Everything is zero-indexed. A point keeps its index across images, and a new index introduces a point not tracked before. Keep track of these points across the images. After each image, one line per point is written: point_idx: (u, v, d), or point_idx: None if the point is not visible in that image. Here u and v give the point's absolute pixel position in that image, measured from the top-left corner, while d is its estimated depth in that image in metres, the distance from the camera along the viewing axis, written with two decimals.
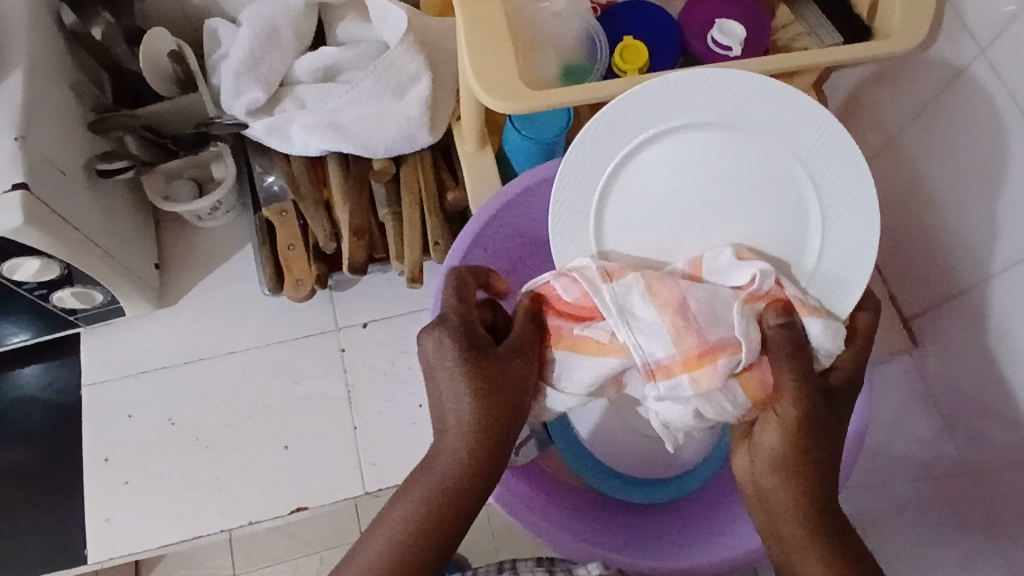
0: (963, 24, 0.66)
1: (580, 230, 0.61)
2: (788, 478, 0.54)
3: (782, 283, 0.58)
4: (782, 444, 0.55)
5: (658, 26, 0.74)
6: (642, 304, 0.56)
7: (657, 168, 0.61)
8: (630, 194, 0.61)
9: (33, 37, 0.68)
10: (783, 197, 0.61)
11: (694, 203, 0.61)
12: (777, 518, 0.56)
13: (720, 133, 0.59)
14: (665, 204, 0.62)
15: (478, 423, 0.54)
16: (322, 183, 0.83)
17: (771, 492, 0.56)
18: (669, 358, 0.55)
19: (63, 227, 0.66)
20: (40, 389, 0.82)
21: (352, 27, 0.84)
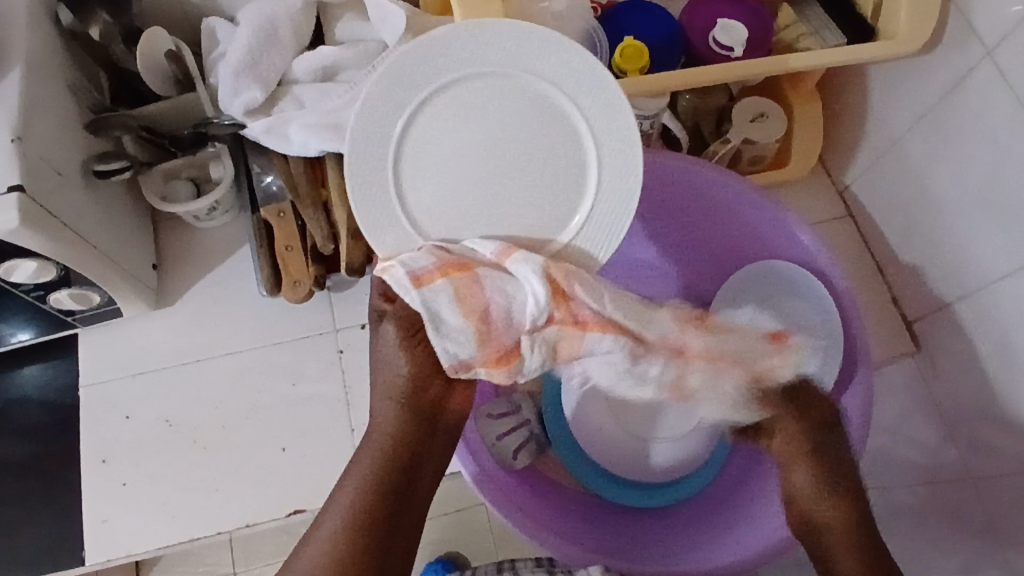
0: (969, 26, 0.65)
1: (387, 216, 0.54)
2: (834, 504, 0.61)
3: (572, 286, 0.51)
4: (809, 473, 0.63)
5: (661, 27, 0.74)
6: (451, 308, 0.51)
7: (445, 136, 0.55)
8: (425, 161, 0.55)
9: (29, 37, 0.68)
10: (554, 156, 0.56)
11: (476, 175, 0.55)
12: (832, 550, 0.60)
13: (494, 84, 0.55)
14: (450, 174, 0.55)
15: (410, 375, 0.55)
16: (321, 183, 0.82)
17: (822, 520, 0.61)
18: (475, 357, 0.51)
19: (59, 229, 0.66)
20: (37, 389, 0.82)
21: (352, 26, 0.83)
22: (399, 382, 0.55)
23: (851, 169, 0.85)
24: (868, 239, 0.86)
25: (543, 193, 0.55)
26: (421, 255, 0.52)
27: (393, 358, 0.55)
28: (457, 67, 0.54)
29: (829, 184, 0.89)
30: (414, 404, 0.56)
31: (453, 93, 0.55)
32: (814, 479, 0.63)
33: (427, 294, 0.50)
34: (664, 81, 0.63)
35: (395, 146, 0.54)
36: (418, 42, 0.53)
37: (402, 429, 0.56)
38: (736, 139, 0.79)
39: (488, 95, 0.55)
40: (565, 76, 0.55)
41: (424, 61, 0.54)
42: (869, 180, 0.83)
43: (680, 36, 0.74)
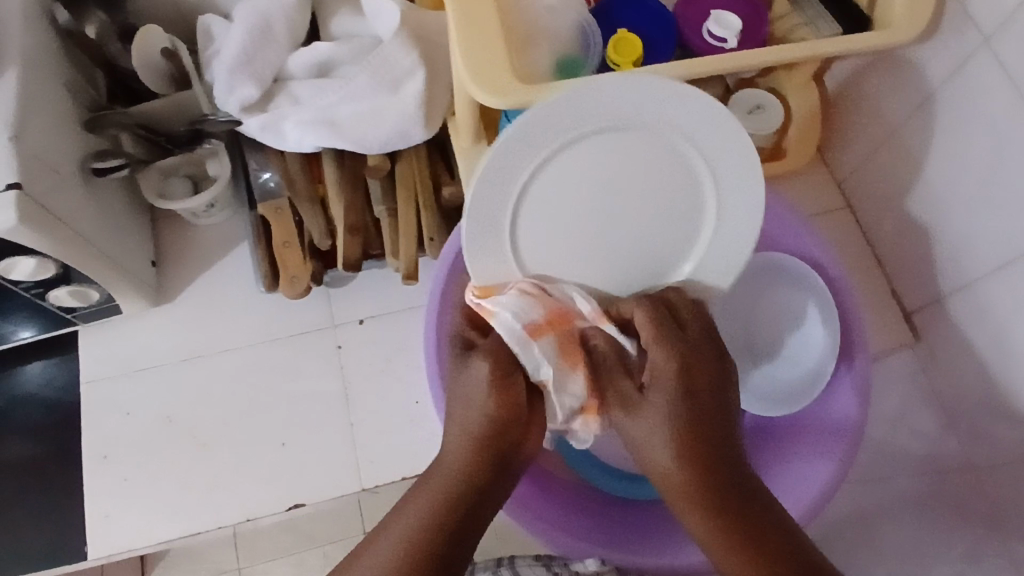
0: (965, 14, 0.64)
1: (493, 251, 0.60)
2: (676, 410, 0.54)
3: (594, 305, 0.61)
4: (674, 370, 0.55)
5: (653, 19, 0.74)
6: (550, 361, 0.58)
7: (572, 176, 0.57)
8: (536, 209, 0.59)
9: (25, 37, 0.68)
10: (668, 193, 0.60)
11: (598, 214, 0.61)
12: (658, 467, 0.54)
13: (610, 135, 0.56)
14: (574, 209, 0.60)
15: (490, 412, 0.56)
16: (318, 179, 0.83)
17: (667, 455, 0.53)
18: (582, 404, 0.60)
19: (57, 226, 0.66)
20: (39, 387, 0.83)
21: (346, 22, 0.83)
22: (478, 423, 0.56)
23: (849, 160, 0.85)
24: (867, 229, 0.85)
25: (646, 230, 0.62)
26: (523, 302, 0.58)
27: (477, 397, 0.57)
28: (576, 129, 0.54)
29: (827, 176, 0.88)
30: (493, 440, 0.55)
31: (587, 142, 0.56)
32: (674, 455, 0.53)
33: (537, 347, 0.58)
34: (662, 72, 0.62)
35: (516, 198, 0.57)
36: (562, 94, 0.52)
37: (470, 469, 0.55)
38: None
39: (606, 142, 0.56)
40: (673, 115, 0.55)
41: (548, 124, 0.53)
42: (868, 170, 0.82)
43: (674, 28, 0.74)
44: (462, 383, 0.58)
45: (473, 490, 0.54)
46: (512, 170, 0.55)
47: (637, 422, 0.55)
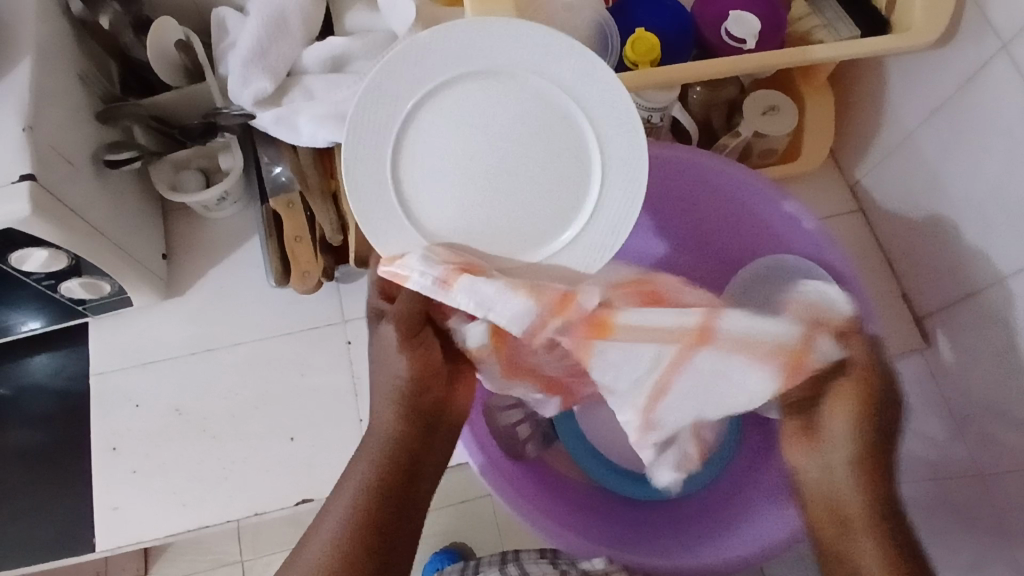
0: (984, 19, 0.64)
1: (393, 227, 0.54)
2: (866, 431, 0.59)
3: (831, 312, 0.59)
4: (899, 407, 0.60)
5: (672, 18, 0.73)
6: (496, 291, 0.50)
7: (445, 130, 0.55)
8: (429, 168, 0.55)
9: (40, 27, 0.68)
10: (550, 129, 0.55)
11: (469, 150, 0.55)
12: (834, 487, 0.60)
13: (471, 87, 0.54)
14: (444, 158, 0.55)
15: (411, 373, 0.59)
16: (330, 173, 0.83)
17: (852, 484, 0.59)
18: (532, 317, 0.51)
19: (70, 218, 0.66)
20: (49, 377, 0.83)
21: (360, 16, 0.83)
22: (399, 384, 0.59)
23: (863, 164, 0.85)
24: (878, 232, 0.85)
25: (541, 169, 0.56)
26: (433, 260, 0.52)
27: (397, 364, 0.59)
28: (433, 74, 0.53)
29: (840, 178, 0.89)
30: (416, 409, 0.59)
31: (449, 95, 0.54)
32: (856, 482, 0.59)
33: (458, 295, 0.50)
34: (678, 73, 0.62)
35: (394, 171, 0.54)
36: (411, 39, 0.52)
37: (399, 430, 0.59)
38: (746, 132, 0.79)
39: (466, 92, 0.55)
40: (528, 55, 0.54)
41: (404, 67, 0.52)
42: (882, 173, 0.82)
43: (692, 28, 0.74)
44: (383, 353, 0.60)
45: (403, 454, 0.58)
46: (385, 122, 0.53)
47: (816, 453, 0.61)
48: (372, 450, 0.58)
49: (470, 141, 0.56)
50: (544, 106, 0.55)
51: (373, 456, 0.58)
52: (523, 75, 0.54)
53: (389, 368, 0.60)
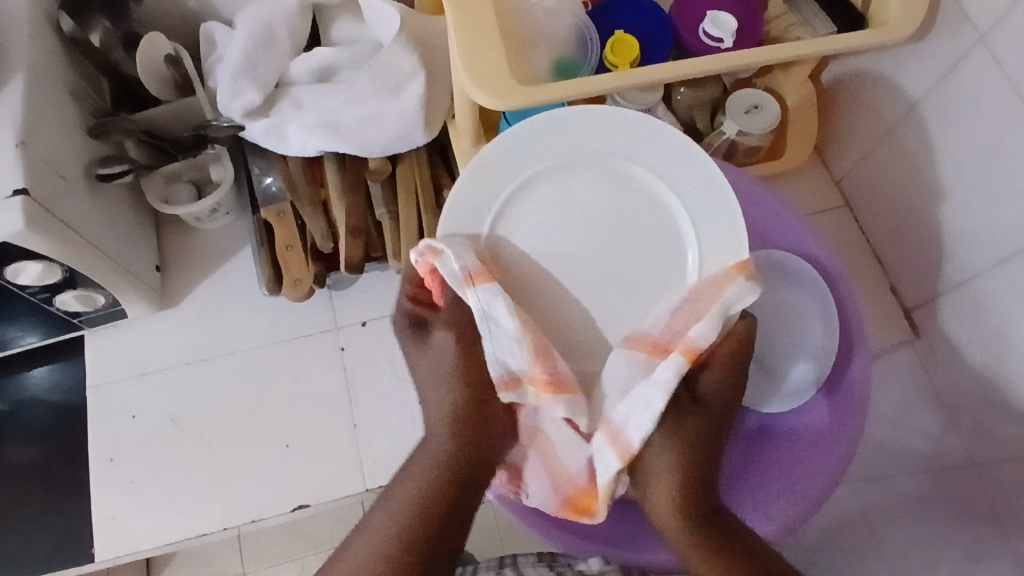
0: (961, 11, 0.65)
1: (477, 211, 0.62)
2: (679, 433, 0.57)
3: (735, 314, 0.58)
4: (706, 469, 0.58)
5: (650, 20, 0.75)
6: (506, 313, 0.57)
7: (546, 207, 0.64)
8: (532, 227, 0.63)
9: (31, 45, 0.69)
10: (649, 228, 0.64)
11: (556, 228, 0.64)
12: (677, 443, 0.57)
13: (590, 186, 0.64)
14: (539, 211, 0.63)
15: (458, 400, 0.60)
16: (319, 183, 0.84)
17: (677, 435, 0.57)
18: (525, 369, 0.58)
19: (63, 232, 0.67)
20: (46, 391, 0.84)
21: (347, 27, 0.84)
22: (449, 409, 0.60)
23: (846, 159, 0.86)
24: (864, 226, 0.86)
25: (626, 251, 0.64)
26: (469, 253, 0.58)
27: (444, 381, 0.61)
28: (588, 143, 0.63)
29: (825, 174, 0.89)
30: (475, 436, 0.59)
31: (558, 179, 0.64)
32: (675, 446, 0.57)
33: (481, 293, 0.57)
34: (657, 73, 0.63)
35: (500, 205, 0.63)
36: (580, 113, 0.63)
37: (455, 453, 0.58)
38: (730, 130, 0.80)
39: (587, 178, 0.64)
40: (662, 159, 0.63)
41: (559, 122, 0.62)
42: (866, 168, 0.83)
43: (671, 30, 0.75)
44: (426, 356, 0.63)
45: (455, 484, 0.57)
46: (496, 183, 0.62)
47: (659, 437, 0.58)
48: (424, 461, 0.58)
49: (575, 228, 0.64)
50: (651, 203, 0.64)
51: (417, 479, 0.57)
52: (608, 171, 0.64)
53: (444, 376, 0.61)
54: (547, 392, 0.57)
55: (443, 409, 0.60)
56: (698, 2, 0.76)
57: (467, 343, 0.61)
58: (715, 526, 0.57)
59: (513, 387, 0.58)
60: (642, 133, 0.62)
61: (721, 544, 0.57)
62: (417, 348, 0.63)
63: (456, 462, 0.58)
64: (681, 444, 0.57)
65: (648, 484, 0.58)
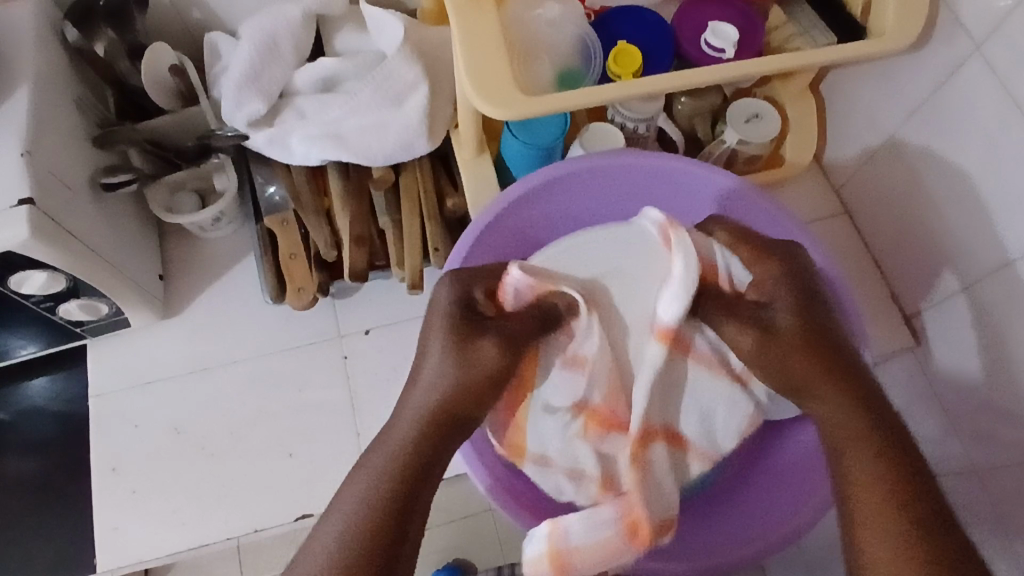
0: (958, 22, 0.66)
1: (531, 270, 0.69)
2: (764, 353, 0.58)
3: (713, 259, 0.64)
4: (829, 385, 0.55)
5: (652, 31, 0.75)
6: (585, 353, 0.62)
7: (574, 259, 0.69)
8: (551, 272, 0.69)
9: (37, 57, 0.69)
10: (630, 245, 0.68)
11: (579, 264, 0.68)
12: (780, 358, 0.57)
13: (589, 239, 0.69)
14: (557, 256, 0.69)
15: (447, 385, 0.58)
16: (323, 192, 0.85)
17: (776, 335, 0.58)
18: (596, 402, 0.63)
19: (70, 241, 0.67)
20: (49, 400, 0.84)
21: (349, 37, 0.85)
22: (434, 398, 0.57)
23: (845, 167, 0.86)
24: (865, 233, 0.86)
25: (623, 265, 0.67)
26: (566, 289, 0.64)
27: (434, 361, 0.59)
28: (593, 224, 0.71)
29: (825, 182, 0.90)
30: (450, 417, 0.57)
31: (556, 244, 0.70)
32: (772, 352, 0.58)
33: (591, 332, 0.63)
34: (660, 83, 0.63)
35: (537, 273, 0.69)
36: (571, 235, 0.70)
37: (425, 435, 0.56)
38: (730, 139, 0.81)
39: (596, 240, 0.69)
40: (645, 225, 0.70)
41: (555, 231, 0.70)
42: (866, 175, 0.83)
43: (672, 41, 0.75)
44: (423, 341, 0.60)
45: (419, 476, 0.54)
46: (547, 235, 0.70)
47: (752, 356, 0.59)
48: (385, 447, 0.55)
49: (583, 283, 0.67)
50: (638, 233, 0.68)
51: (387, 462, 0.54)
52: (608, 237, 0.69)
53: (440, 368, 0.58)
54: (593, 428, 0.63)
55: (432, 389, 0.58)
56: (697, 13, 0.76)
57: (505, 361, 0.59)
58: (886, 437, 0.52)
59: (573, 413, 0.63)
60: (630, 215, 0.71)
61: (886, 448, 0.52)
62: (449, 347, 0.59)
63: (425, 446, 0.55)
64: (797, 339, 0.57)
65: (809, 404, 0.57)
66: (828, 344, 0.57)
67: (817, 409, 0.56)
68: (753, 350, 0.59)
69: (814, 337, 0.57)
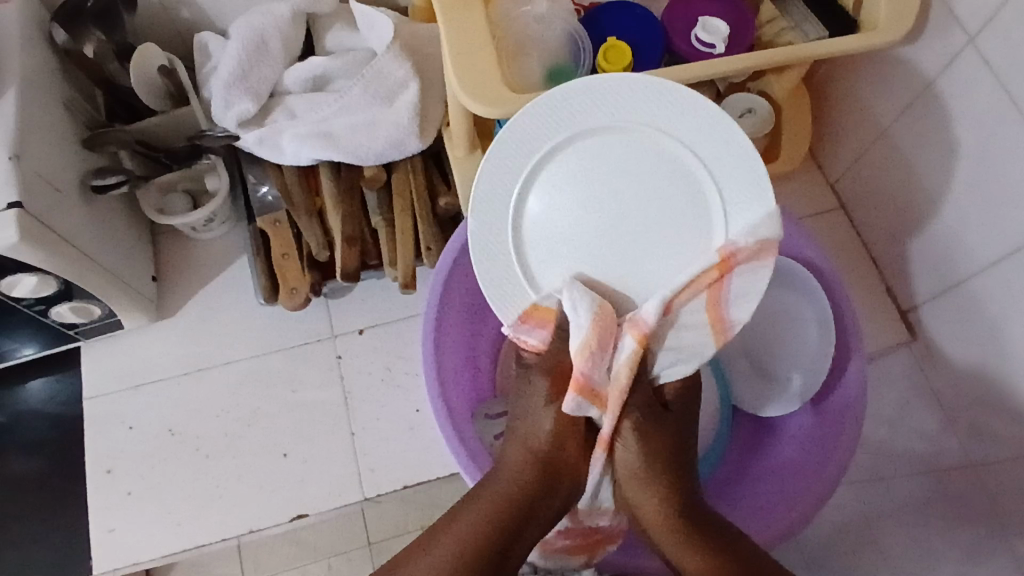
0: (951, 15, 0.65)
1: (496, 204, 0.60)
2: (643, 459, 0.58)
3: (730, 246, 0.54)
4: (655, 499, 0.59)
5: (642, 26, 0.74)
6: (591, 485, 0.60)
7: (579, 190, 0.60)
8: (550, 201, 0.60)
9: (25, 59, 0.69)
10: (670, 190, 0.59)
11: (590, 210, 0.60)
12: (658, 463, 0.59)
13: (613, 174, 0.60)
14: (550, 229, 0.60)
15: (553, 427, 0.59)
16: (315, 192, 0.84)
17: (634, 460, 0.59)
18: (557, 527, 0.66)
19: (60, 244, 0.67)
20: (45, 402, 0.85)
21: (340, 36, 0.84)
22: (540, 435, 0.59)
23: (841, 161, 0.86)
24: (861, 229, 0.86)
25: (627, 216, 0.60)
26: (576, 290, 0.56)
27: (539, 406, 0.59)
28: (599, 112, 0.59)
29: (820, 177, 0.89)
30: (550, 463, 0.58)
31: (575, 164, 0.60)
32: (638, 452, 0.58)
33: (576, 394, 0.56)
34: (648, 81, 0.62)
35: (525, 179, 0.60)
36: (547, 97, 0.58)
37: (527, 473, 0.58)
38: None
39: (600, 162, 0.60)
40: (676, 186, 0.59)
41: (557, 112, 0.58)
42: (862, 171, 0.83)
43: (663, 36, 0.75)
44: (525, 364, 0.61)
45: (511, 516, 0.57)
46: (500, 192, 0.60)
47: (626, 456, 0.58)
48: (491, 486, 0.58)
49: (581, 230, 0.60)
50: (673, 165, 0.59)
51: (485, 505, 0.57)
52: (629, 126, 0.59)
53: (538, 411, 0.59)
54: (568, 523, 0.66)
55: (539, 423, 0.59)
56: (688, 7, 0.76)
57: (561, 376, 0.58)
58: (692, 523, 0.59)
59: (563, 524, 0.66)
60: (634, 164, 0.60)
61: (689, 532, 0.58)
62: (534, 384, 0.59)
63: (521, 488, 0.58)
64: (640, 457, 0.58)
65: (615, 453, 0.59)
66: (678, 458, 0.59)
67: (642, 506, 0.60)
68: (633, 462, 0.58)
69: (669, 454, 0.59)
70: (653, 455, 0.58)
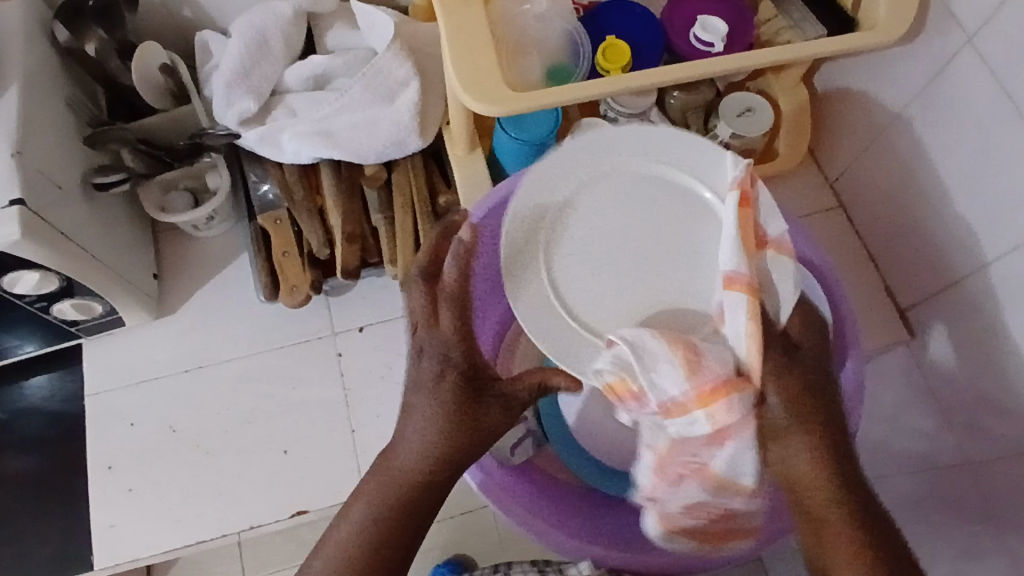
0: (950, 14, 0.65)
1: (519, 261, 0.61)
2: (789, 409, 0.52)
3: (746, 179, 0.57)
4: (813, 453, 0.52)
5: (641, 25, 0.75)
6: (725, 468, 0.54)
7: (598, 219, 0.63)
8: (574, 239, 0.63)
9: (27, 57, 0.70)
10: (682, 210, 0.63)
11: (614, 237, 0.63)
12: (805, 402, 0.53)
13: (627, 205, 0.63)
14: (600, 273, 0.62)
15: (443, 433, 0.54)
16: (316, 190, 0.84)
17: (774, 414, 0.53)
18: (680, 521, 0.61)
19: (62, 241, 0.68)
20: (46, 399, 0.85)
21: (341, 35, 0.84)
22: (434, 435, 0.55)
23: (840, 159, 0.86)
24: (859, 229, 0.86)
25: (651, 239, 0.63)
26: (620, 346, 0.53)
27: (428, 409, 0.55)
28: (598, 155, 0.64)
29: (819, 176, 0.89)
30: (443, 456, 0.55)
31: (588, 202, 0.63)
32: (786, 405, 0.52)
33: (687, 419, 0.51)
34: (648, 79, 0.63)
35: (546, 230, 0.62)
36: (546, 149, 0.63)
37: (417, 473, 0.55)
38: (724, 133, 0.80)
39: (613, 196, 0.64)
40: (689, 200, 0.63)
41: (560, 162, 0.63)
42: (860, 170, 0.83)
43: (662, 34, 0.75)
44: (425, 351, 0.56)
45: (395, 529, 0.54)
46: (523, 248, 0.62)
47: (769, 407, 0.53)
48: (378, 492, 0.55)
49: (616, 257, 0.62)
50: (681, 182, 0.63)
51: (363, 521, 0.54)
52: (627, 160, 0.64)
53: (425, 408, 0.55)
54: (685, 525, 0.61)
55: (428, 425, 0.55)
56: (687, 6, 0.76)
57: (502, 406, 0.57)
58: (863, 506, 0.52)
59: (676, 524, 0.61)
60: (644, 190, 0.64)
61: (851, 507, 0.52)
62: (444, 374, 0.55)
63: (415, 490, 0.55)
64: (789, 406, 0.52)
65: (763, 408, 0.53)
66: (827, 413, 0.53)
67: (791, 462, 0.53)
68: (782, 415, 0.52)
69: (804, 384, 0.53)
70: (804, 402, 0.52)
